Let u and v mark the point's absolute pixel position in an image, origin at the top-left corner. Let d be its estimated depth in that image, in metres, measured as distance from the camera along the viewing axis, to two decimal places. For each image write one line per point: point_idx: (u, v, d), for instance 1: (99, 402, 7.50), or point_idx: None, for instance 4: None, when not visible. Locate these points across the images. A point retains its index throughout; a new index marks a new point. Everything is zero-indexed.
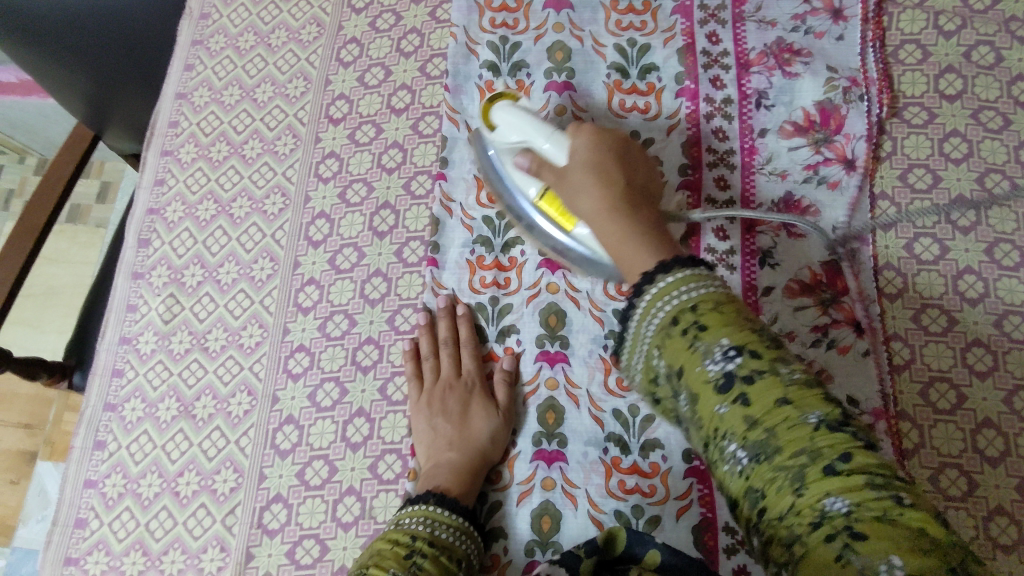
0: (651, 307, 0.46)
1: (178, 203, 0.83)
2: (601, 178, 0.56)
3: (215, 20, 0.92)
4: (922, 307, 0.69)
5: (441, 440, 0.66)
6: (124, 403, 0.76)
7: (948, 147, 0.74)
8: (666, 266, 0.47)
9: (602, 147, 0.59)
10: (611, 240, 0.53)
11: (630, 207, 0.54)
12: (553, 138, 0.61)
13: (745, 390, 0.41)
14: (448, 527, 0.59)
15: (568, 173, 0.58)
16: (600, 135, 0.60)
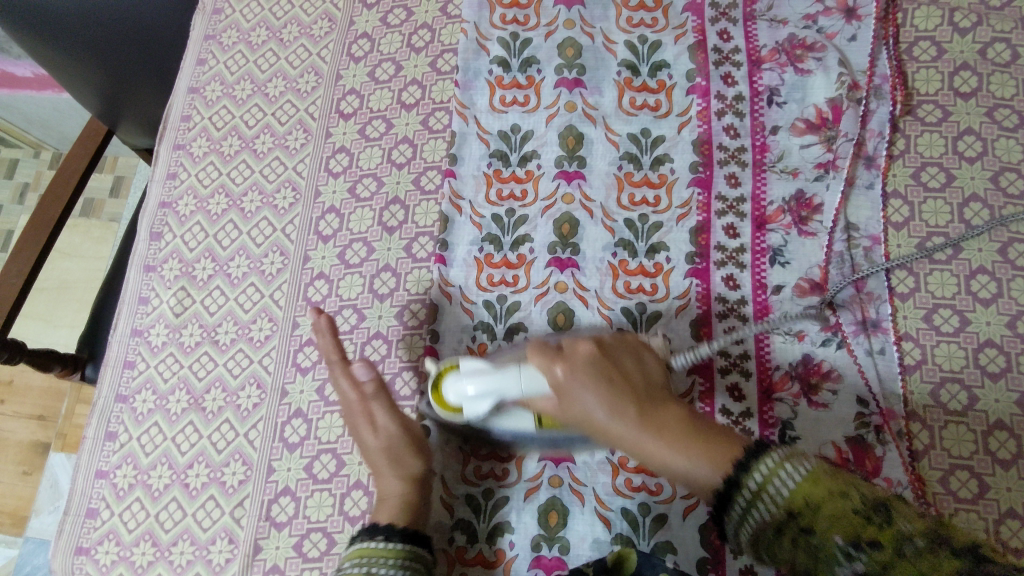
0: (766, 544, 0.44)
1: (190, 197, 0.84)
2: (613, 416, 0.51)
3: (228, 15, 0.92)
4: (934, 307, 0.69)
5: (381, 468, 0.63)
6: (135, 395, 0.77)
7: (962, 145, 0.73)
8: (757, 453, 0.46)
9: (593, 366, 0.53)
10: (654, 465, 0.51)
11: (657, 423, 0.50)
12: (524, 381, 0.56)
13: (877, 565, 0.38)
14: (387, 560, 0.54)
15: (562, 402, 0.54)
16: (570, 358, 0.54)
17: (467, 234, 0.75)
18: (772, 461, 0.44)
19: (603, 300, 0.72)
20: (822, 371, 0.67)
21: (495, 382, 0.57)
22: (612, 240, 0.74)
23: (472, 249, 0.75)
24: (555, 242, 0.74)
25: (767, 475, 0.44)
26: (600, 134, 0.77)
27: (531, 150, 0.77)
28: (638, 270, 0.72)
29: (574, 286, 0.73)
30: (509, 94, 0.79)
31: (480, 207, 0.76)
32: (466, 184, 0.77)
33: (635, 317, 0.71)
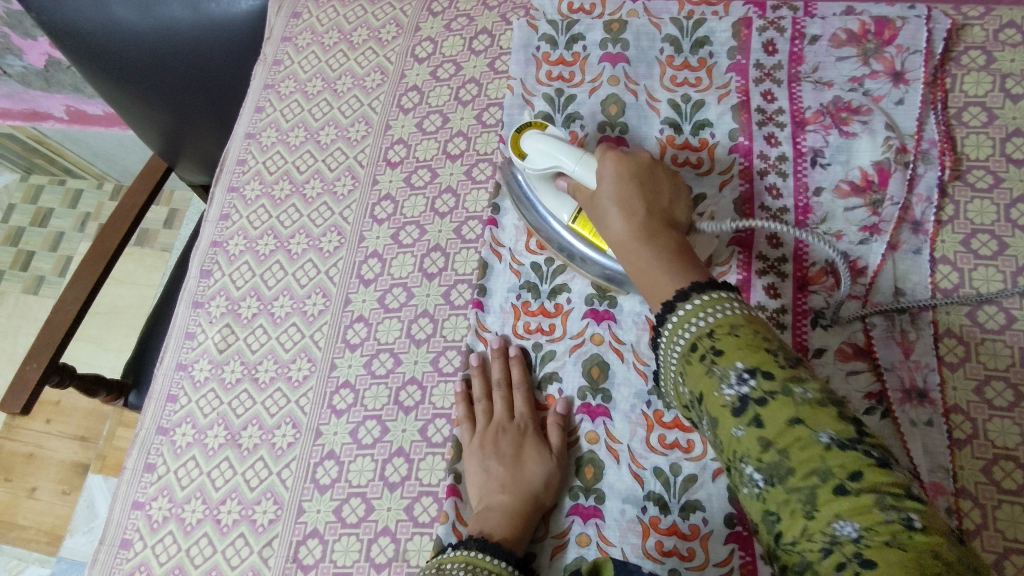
0: (675, 333, 0.51)
1: (240, 237, 0.87)
2: (627, 207, 0.61)
3: (287, 66, 0.97)
4: (986, 378, 0.66)
5: (492, 483, 0.66)
6: (175, 428, 0.79)
7: (1015, 213, 0.71)
8: (699, 288, 0.51)
9: (633, 173, 0.64)
10: (638, 272, 0.58)
11: (654, 234, 0.59)
12: (582, 161, 0.67)
13: (758, 413, 0.42)
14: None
15: (598, 197, 0.64)
16: (625, 160, 0.65)
17: (506, 281, 0.76)
18: (699, 296, 0.50)
19: (638, 354, 0.72)
20: None
21: (555, 147, 0.69)
22: None
23: (510, 296, 0.76)
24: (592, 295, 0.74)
25: (695, 315, 0.50)
26: None
27: None
28: None
29: (610, 340, 0.73)
30: None
31: (520, 255, 0.77)
32: (506, 233, 0.78)
33: None
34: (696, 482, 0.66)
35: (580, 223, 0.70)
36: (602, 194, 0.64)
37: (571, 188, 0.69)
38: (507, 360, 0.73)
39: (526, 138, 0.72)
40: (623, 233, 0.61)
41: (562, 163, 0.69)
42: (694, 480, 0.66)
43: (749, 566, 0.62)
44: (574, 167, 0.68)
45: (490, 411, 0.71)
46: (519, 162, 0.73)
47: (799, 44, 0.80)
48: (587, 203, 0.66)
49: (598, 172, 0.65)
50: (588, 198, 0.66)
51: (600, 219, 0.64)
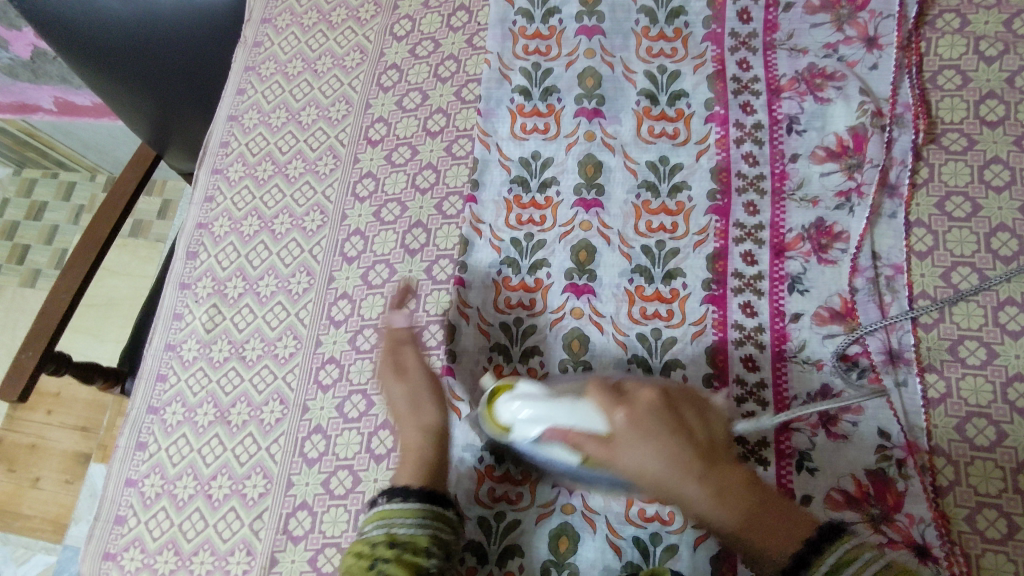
0: (828, 565, 0.44)
1: (224, 219, 0.88)
2: (672, 442, 0.49)
3: (267, 48, 0.97)
4: (959, 338, 0.67)
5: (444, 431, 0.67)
6: (165, 407, 0.80)
7: (988, 174, 0.72)
8: (821, 547, 0.45)
9: (655, 416, 0.50)
10: (672, 499, 0.50)
11: (721, 483, 0.48)
12: (576, 410, 0.52)
13: None
14: (406, 519, 0.53)
15: (614, 444, 0.50)
16: (633, 406, 0.50)
17: (486, 257, 0.77)
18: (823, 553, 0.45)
19: (618, 325, 0.73)
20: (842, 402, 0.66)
21: (547, 408, 0.54)
22: (629, 266, 0.74)
23: (491, 272, 0.77)
24: (572, 268, 0.75)
25: (844, 562, 0.44)
26: (619, 162, 0.78)
27: (551, 177, 0.79)
28: (654, 296, 0.73)
29: (590, 312, 0.74)
30: (530, 122, 0.81)
31: (500, 231, 0.78)
32: (486, 209, 0.79)
33: (650, 342, 0.71)
34: None
35: (589, 465, 0.57)
36: (619, 441, 0.50)
37: (569, 443, 0.53)
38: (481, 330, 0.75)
39: (500, 405, 0.58)
40: (651, 485, 0.49)
41: (552, 416, 0.53)
42: None
43: None
44: (568, 419, 0.52)
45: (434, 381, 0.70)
46: (507, 433, 0.58)
47: (773, 12, 0.81)
48: (598, 453, 0.51)
49: (606, 420, 0.51)
50: (602, 451, 0.51)
51: (613, 454, 0.50)
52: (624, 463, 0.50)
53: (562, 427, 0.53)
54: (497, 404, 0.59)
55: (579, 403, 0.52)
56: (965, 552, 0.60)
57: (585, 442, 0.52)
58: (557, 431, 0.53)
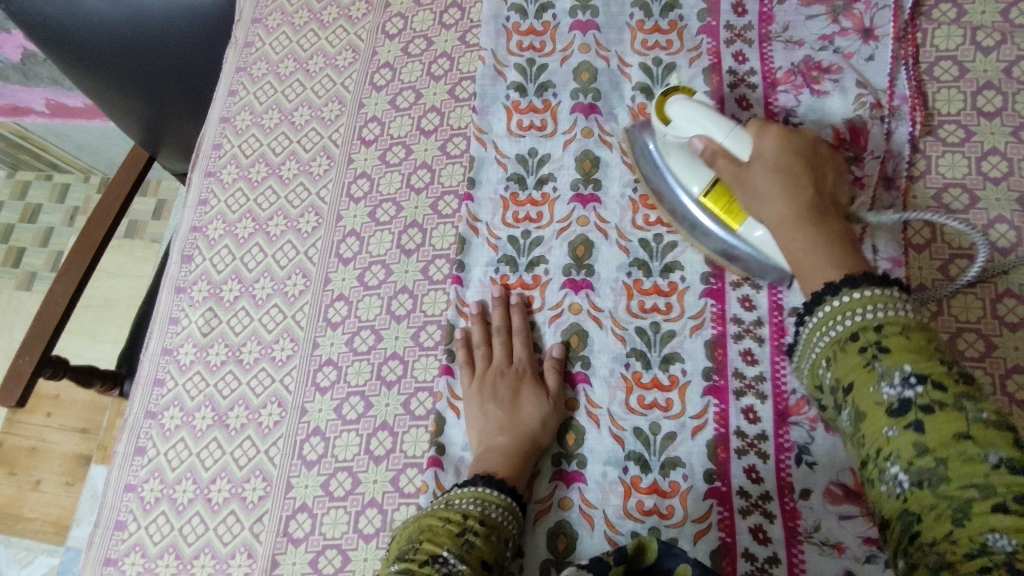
0: (829, 319, 0.53)
1: (219, 221, 0.88)
2: (792, 191, 0.59)
3: (258, 48, 0.96)
4: (957, 331, 0.67)
5: (491, 426, 0.67)
6: (163, 412, 0.80)
7: (986, 165, 0.71)
8: (855, 281, 0.52)
9: (788, 164, 0.61)
10: (794, 252, 0.58)
11: (819, 220, 0.58)
12: (733, 134, 0.63)
13: (918, 417, 0.44)
14: (498, 505, 0.61)
15: (747, 174, 0.62)
16: (790, 139, 0.63)
17: (484, 256, 0.77)
18: (855, 292, 0.52)
19: (616, 321, 0.72)
20: None
21: (704, 116, 0.65)
22: (626, 261, 0.74)
23: (489, 270, 0.76)
24: (569, 265, 0.75)
25: (852, 314, 0.51)
26: (616, 158, 0.78)
27: (547, 173, 0.79)
28: (652, 290, 0.73)
29: (589, 307, 0.73)
30: (525, 119, 0.81)
31: (497, 229, 0.77)
32: (483, 207, 0.78)
33: (649, 335, 0.71)
34: (675, 440, 0.67)
35: (711, 198, 0.67)
36: (761, 151, 0.62)
37: (705, 155, 0.65)
38: (507, 308, 0.74)
39: (672, 104, 0.67)
40: (780, 209, 0.60)
41: (709, 132, 0.64)
42: (673, 438, 0.67)
43: (727, 521, 0.64)
44: (722, 137, 0.64)
45: (489, 355, 0.72)
46: (661, 126, 0.69)
47: (768, 4, 0.80)
48: (731, 176, 0.63)
49: (753, 145, 0.63)
50: (731, 175, 0.63)
51: (749, 199, 0.62)
52: (761, 215, 0.62)
53: (712, 139, 0.64)
54: (667, 99, 0.68)
55: (737, 130, 0.63)
56: None
57: (725, 162, 0.64)
58: (703, 140, 0.65)
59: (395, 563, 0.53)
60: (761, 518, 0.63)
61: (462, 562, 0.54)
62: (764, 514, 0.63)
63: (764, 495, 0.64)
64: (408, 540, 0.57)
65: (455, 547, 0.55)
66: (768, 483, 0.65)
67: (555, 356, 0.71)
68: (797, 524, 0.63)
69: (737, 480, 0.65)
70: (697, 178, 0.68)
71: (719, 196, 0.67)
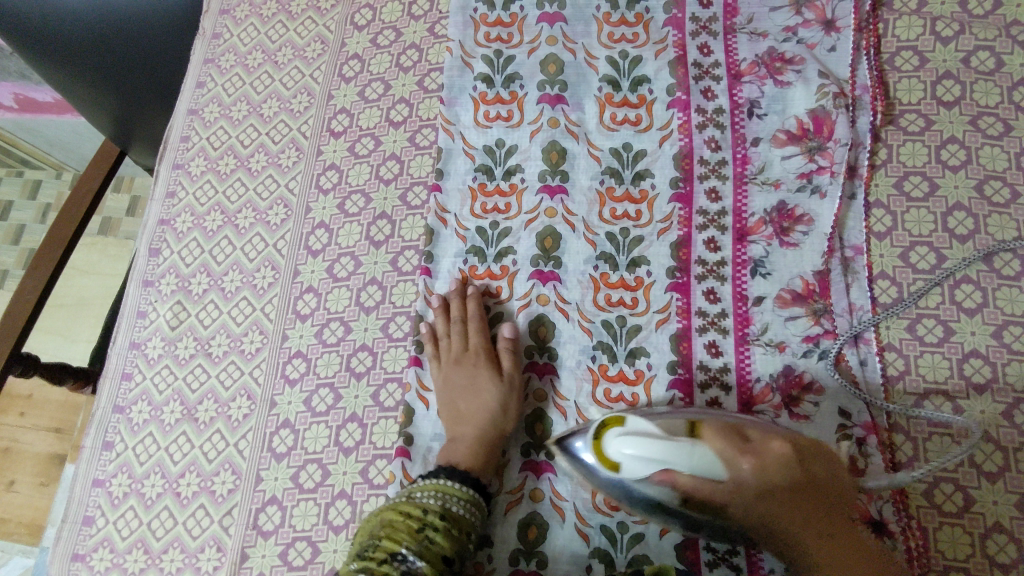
0: None
1: (187, 214, 0.87)
2: (779, 490, 0.52)
3: (226, 40, 0.96)
4: (917, 317, 0.68)
5: (456, 416, 0.69)
6: (132, 406, 0.79)
7: (945, 154, 0.73)
8: None
9: (784, 470, 0.52)
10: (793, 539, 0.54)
11: (832, 523, 0.55)
12: (696, 461, 0.50)
13: None
14: (460, 499, 0.61)
15: (735, 491, 0.52)
16: (762, 457, 0.52)
17: (452, 247, 0.77)
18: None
19: (583, 312, 0.73)
20: (803, 383, 0.67)
21: (666, 450, 0.51)
22: (593, 253, 0.75)
23: (457, 261, 0.77)
24: (537, 256, 0.75)
25: None
26: (583, 150, 0.78)
27: (515, 165, 0.79)
28: (619, 283, 0.73)
29: (556, 300, 0.74)
30: (493, 110, 0.81)
31: (465, 219, 0.78)
32: (451, 199, 0.79)
33: (616, 328, 0.72)
34: None
35: (674, 501, 0.55)
36: (743, 486, 0.51)
37: (652, 489, 0.53)
38: (465, 298, 0.75)
39: (608, 446, 0.54)
40: (759, 521, 0.53)
41: (669, 467, 0.50)
42: None
43: None
44: (689, 468, 0.51)
45: (449, 345, 0.73)
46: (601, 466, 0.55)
47: None
48: (709, 495, 0.52)
49: (728, 471, 0.51)
50: (711, 483, 0.51)
51: (724, 496, 0.53)
52: (746, 516, 0.53)
53: (676, 473, 0.51)
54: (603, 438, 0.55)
55: (700, 459, 0.50)
56: (922, 525, 0.61)
57: (706, 490, 0.51)
58: (663, 471, 0.51)
59: (354, 561, 0.53)
60: None
61: (423, 558, 0.55)
62: None
63: None
64: (368, 536, 0.56)
65: (415, 543, 0.55)
66: None
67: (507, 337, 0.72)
68: None
69: None
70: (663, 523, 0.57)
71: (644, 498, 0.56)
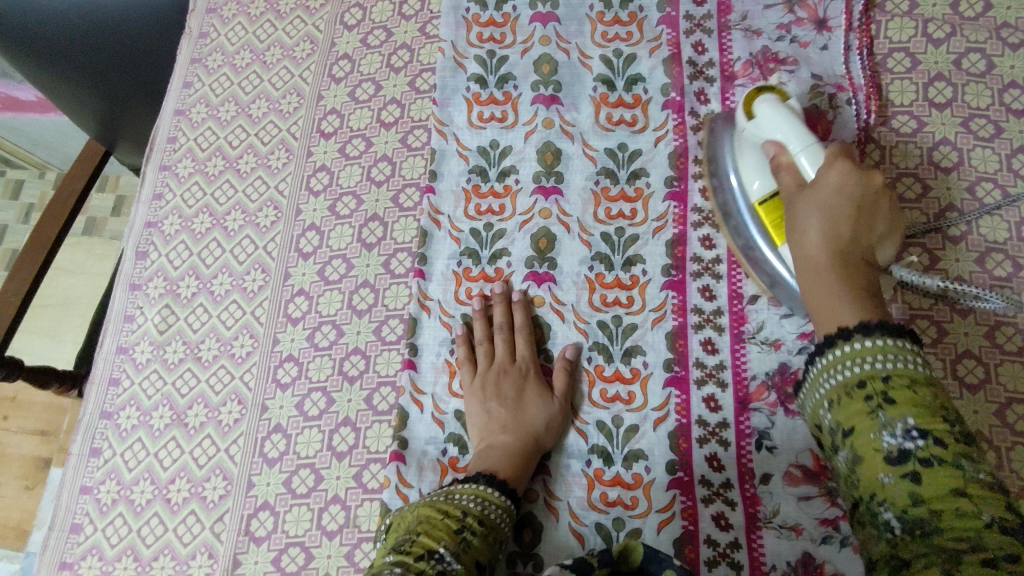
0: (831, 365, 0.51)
1: (175, 216, 0.86)
2: (834, 223, 0.56)
3: (213, 39, 0.94)
4: (911, 318, 0.68)
5: (494, 424, 0.67)
6: (119, 412, 0.78)
7: (937, 155, 0.73)
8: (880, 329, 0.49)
9: (839, 199, 0.56)
10: (821, 291, 0.54)
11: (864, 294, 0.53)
12: (809, 150, 0.61)
13: (916, 469, 0.43)
14: (497, 507, 0.61)
15: (803, 194, 0.59)
16: (847, 175, 0.57)
17: (446, 248, 0.76)
18: (868, 337, 0.49)
19: (579, 313, 0.73)
20: (799, 379, 0.67)
21: (789, 129, 0.62)
22: (588, 253, 0.74)
23: (451, 263, 0.76)
24: (532, 257, 0.75)
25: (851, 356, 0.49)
26: (577, 150, 0.78)
27: (509, 165, 0.78)
28: (614, 283, 0.73)
29: (551, 301, 0.74)
30: (486, 110, 0.80)
31: (459, 221, 0.77)
32: (444, 200, 0.78)
33: (611, 328, 0.72)
34: (637, 432, 0.68)
35: (765, 209, 0.65)
36: (828, 181, 0.57)
37: (771, 163, 0.63)
38: (510, 306, 0.74)
39: (760, 101, 0.65)
40: (822, 260, 0.55)
41: (787, 139, 0.62)
42: (635, 430, 0.68)
43: (690, 509, 0.64)
44: (799, 150, 0.61)
45: (492, 353, 0.72)
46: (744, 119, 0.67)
47: None
48: (788, 190, 0.60)
49: (819, 173, 0.59)
50: (789, 189, 0.60)
51: (793, 226, 0.59)
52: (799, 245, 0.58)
53: (789, 152, 0.62)
54: (760, 97, 0.66)
55: (818, 153, 0.60)
56: None
57: (790, 176, 0.61)
58: (774, 146, 0.63)
59: (390, 554, 0.53)
60: (722, 506, 0.64)
61: (457, 561, 0.54)
62: (726, 502, 0.64)
63: (725, 483, 0.65)
64: (405, 531, 0.56)
65: (451, 544, 0.55)
66: (729, 470, 0.65)
67: (566, 357, 0.71)
68: (757, 510, 0.64)
69: (699, 469, 0.66)
70: (761, 180, 0.65)
71: (770, 209, 0.64)
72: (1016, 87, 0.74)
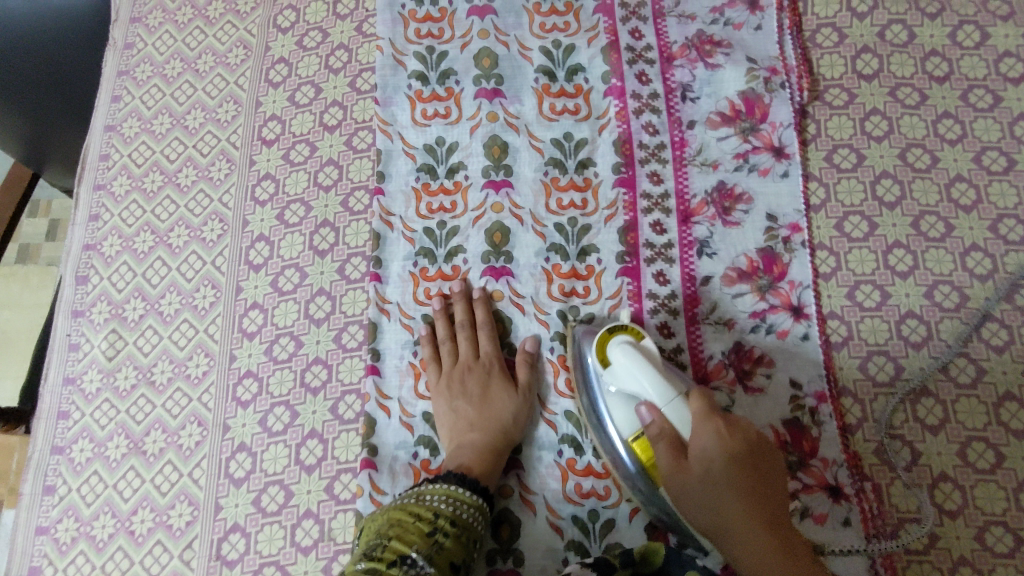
0: None
1: (114, 237, 0.82)
2: (741, 495, 0.53)
3: (140, 50, 0.91)
4: (856, 284, 0.71)
5: (462, 422, 0.68)
6: (72, 445, 0.75)
7: (869, 125, 0.76)
8: None
9: (726, 475, 0.53)
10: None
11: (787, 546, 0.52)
12: (673, 403, 0.55)
13: None
14: (469, 508, 0.61)
15: (698, 470, 0.54)
16: (729, 426, 0.54)
17: (401, 250, 0.76)
18: None
19: (539, 304, 0.73)
20: (754, 356, 0.69)
21: (638, 373, 0.58)
22: (544, 245, 0.74)
23: (407, 264, 0.75)
24: (488, 252, 0.75)
25: None
26: (524, 142, 0.78)
27: (457, 162, 0.78)
28: (571, 273, 0.73)
29: (510, 294, 0.74)
30: (430, 108, 0.80)
31: (411, 221, 0.76)
32: (395, 201, 0.77)
33: (570, 319, 0.72)
34: None
35: (638, 444, 0.60)
36: (695, 472, 0.54)
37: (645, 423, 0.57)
38: (470, 302, 0.74)
39: (614, 347, 0.61)
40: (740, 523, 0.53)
41: (649, 392, 0.57)
42: None
43: None
44: (663, 406, 0.56)
45: (455, 352, 0.72)
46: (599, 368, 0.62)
47: None
48: (670, 464, 0.55)
49: (694, 431, 0.54)
50: (668, 466, 0.55)
51: (685, 502, 0.55)
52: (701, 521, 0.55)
53: (654, 409, 0.57)
54: (611, 341, 0.62)
55: (683, 408, 0.56)
56: (876, 485, 0.65)
57: (666, 443, 0.55)
58: (643, 403, 0.58)
59: (362, 561, 0.53)
60: None
61: (430, 564, 0.54)
62: None
63: None
64: (377, 535, 0.56)
65: (423, 548, 0.55)
66: None
67: (527, 351, 0.71)
68: None
69: None
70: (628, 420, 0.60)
71: (645, 447, 0.59)
72: (936, 56, 0.78)
